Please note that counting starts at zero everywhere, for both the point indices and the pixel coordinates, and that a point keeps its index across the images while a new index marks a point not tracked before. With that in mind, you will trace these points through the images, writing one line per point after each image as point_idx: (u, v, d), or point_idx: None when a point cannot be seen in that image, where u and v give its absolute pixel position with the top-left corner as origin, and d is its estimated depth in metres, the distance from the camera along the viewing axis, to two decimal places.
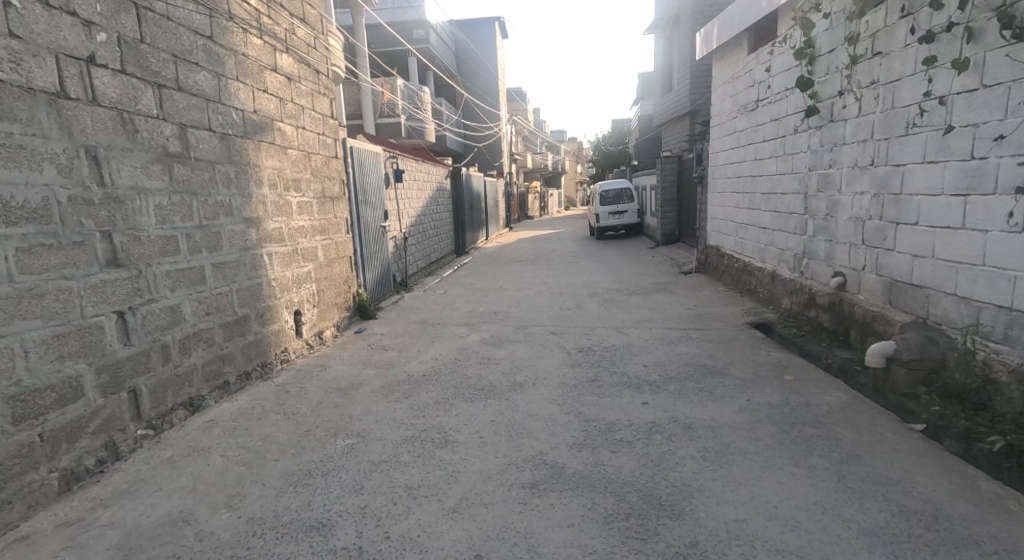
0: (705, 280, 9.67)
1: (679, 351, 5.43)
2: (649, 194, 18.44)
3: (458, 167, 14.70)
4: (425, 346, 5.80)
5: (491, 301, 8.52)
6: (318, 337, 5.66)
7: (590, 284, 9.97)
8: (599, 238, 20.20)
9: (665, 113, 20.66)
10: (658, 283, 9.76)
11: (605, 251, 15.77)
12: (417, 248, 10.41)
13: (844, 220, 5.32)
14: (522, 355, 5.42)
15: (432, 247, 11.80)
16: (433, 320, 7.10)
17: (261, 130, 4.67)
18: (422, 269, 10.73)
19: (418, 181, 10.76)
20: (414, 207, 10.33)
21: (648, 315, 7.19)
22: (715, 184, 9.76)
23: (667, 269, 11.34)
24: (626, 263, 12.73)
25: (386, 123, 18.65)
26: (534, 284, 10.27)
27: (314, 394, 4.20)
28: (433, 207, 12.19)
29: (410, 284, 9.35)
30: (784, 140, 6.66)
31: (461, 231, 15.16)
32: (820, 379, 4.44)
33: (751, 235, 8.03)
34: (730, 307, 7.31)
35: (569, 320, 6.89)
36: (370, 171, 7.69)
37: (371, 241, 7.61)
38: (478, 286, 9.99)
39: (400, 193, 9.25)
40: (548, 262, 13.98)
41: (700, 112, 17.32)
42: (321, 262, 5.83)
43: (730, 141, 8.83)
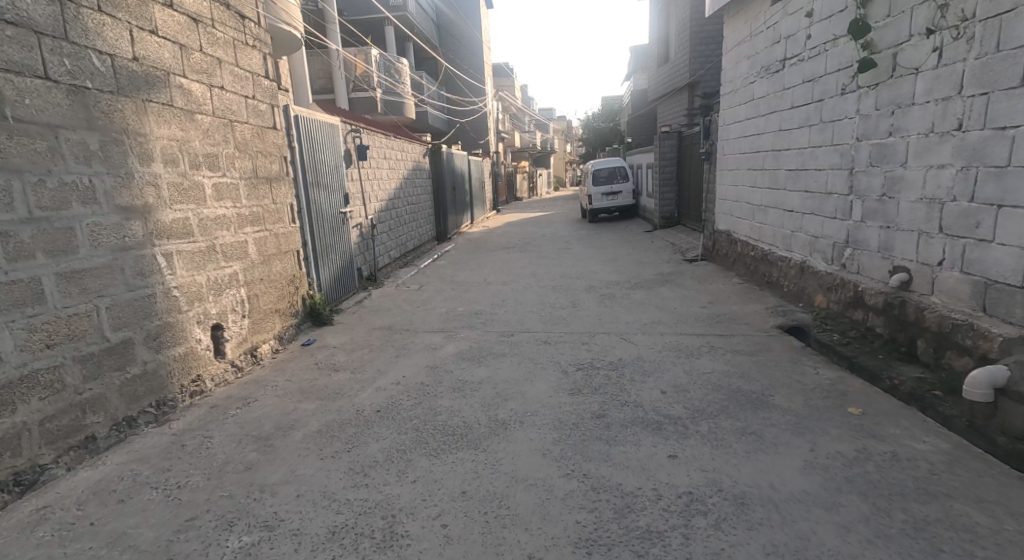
0: (715, 271, 8.59)
1: (702, 369, 4.36)
2: (645, 173, 17.28)
3: (438, 145, 13.46)
4: (389, 364, 4.67)
5: (474, 299, 7.39)
6: (251, 355, 4.52)
7: (585, 275, 8.86)
8: (592, 221, 19.08)
9: (662, 86, 19.40)
10: (662, 274, 8.68)
11: (600, 236, 14.70)
12: (390, 235, 9.28)
13: (909, 202, 4.24)
14: (507, 376, 4.32)
15: (408, 234, 10.66)
16: (402, 326, 5.96)
17: (150, 87, 3.49)
18: (397, 259, 9.62)
19: (389, 159, 9.53)
20: (385, 189, 9.14)
21: (657, 315, 6.12)
22: (726, 162, 8.66)
23: (670, 257, 10.27)
24: (624, 250, 11.63)
25: (361, 99, 17.31)
26: (523, 276, 9.15)
27: (221, 448, 3.09)
28: (410, 189, 11.01)
29: (380, 278, 8.26)
30: (822, 104, 5.56)
31: (443, 216, 13.99)
32: (897, 413, 3.39)
33: (773, 219, 6.96)
34: (751, 305, 6.24)
35: (563, 324, 5.79)
36: (324, 147, 6.50)
37: (327, 231, 6.47)
38: (459, 279, 8.85)
39: (367, 173, 8.04)
40: (539, 249, 12.85)
41: (700, 84, 16.11)
42: (252, 260, 4.67)
43: (746, 110, 7.72)
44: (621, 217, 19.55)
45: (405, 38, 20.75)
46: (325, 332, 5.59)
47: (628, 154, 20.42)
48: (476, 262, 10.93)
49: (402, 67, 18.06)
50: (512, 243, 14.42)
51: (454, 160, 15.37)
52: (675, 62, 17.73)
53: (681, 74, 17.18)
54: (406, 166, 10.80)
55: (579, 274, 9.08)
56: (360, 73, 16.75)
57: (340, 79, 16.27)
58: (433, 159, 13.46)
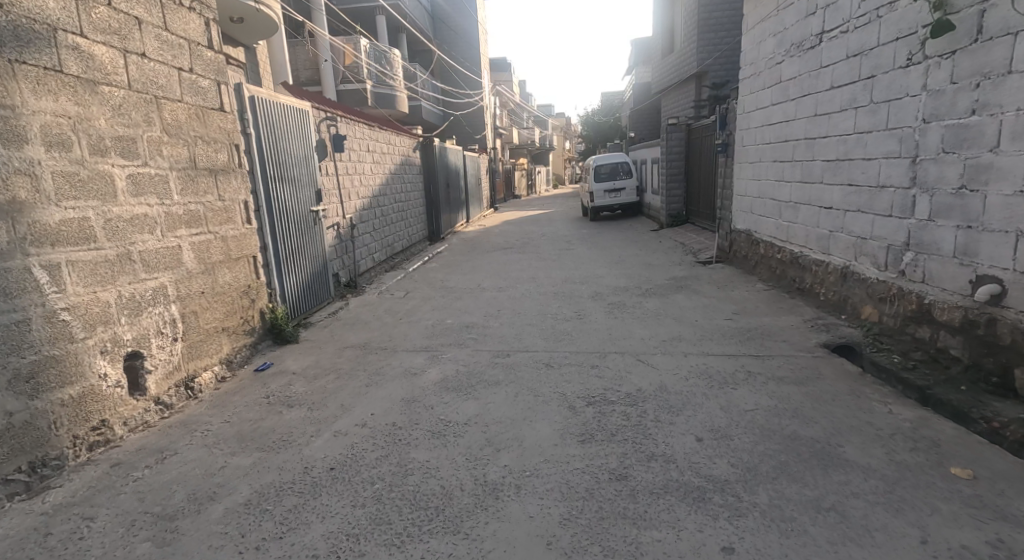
0: (734, 275, 7.75)
1: (742, 404, 3.52)
2: (649, 169, 16.47)
3: (430, 138, 12.61)
4: (358, 396, 3.84)
5: (466, 308, 6.57)
6: (185, 388, 3.66)
7: (589, 280, 8.02)
8: (594, 219, 18.26)
9: (666, 78, 18.59)
10: (675, 279, 7.83)
11: (603, 235, 13.86)
12: (374, 236, 8.44)
13: (1004, 195, 3.47)
14: (501, 413, 3.49)
15: (396, 234, 9.83)
16: (381, 343, 5.13)
17: (33, 45, 2.72)
18: (382, 262, 8.78)
19: (373, 151, 8.69)
20: (368, 185, 8.30)
21: (676, 329, 5.28)
22: (747, 153, 7.84)
23: (681, 259, 9.43)
24: (630, 251, 10.81)
25: (351, 90, 16.49)
26: (521, 280, 8.31)
27: (100, 539, 2.31)
28: (398, 185, 10.17)
29: (361, 284, 7.42)
30: (874, 81, 4.75)
31: (437, 214, 13.15)
32: (1020, 475, 2.56)
33: (806, 218, 6.16)
34: (785, 317, 5.40)
35: (566, 341, 4.96)
36: (289, 136, 5.67)
37: (294, 233, 5.63)
38: (451, 285, 8.01)
39: (345, 166, 7.21)
40: (538, 250, 12.01)
41: (708, 75, 15.30)
42: (189, 270, 3.83)
43: (772, 95, 6.90)
44: (624, 215, 18.73)
45: (398, 28, 19.93)
46: (287, 352, 4.74)
47: (630, 149, 19.61)
48: (471, 264, 10.09)
49: (394, 58, 17.37)
50: (509, 243, 13.58)
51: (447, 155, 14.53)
52: (681, 52, 16.92)
53: (687, 65, 16.38)
54: (393, 160, 9.95)
55: (582, 278, 8.24)
56: (348, 63, 16.00)
57: (328, 69, 15.56)
58: (424, 153, 12.61)
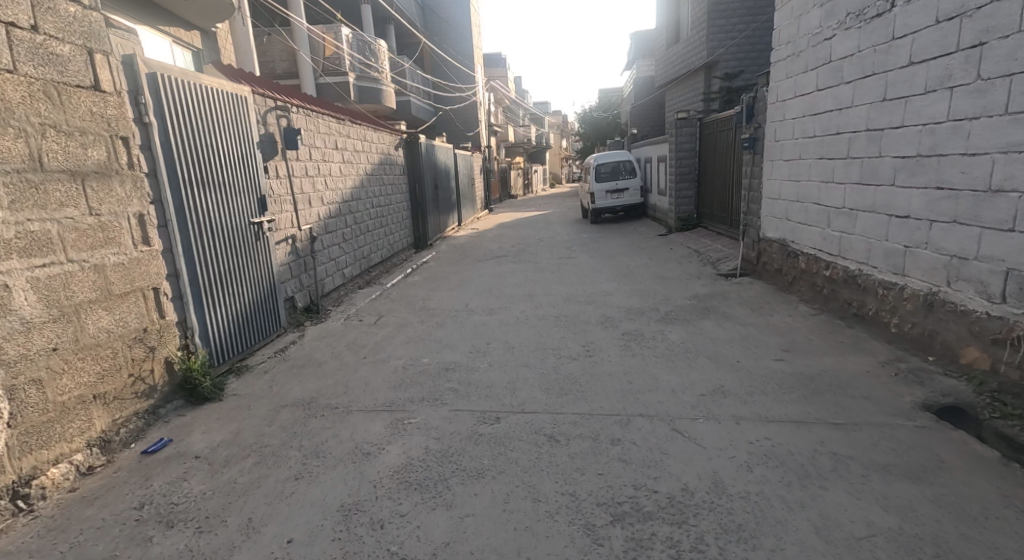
0: (767, 294, 6.60)
1: (843, 523, 2.38)
2: (656, 167, 15.34)
3: (416, 135, 11.42)
4: (280, 501, 2.66)
5: (453, 339, 5.40)
6: (11, 501, 2.51)
7: (597, 300, 6.86)
8: (595, 221, 17.09)
9: (672, 70, 17.44)
10: (698, 299, 6.67)
11: (606, 241, 12.73)
12: (344, 248, 7.25)
13: None
14: (488, 543, 2.34)
15: (373, 244, 8.63)
16: (336, 398, 3.96)
17: None
18: (353, 277, 7.59)
19: (343, 149, 7.48)
20: (336, 189, 7.09)
21: (714, 376, 4.13)
22: (785, 149, 6.67)
23: (699, 272, 8.28)
24: (640, 261, 9.65)
25: (333, 84, 15.35)
26: (518, 298, 7.15)
27: None
28: (376, 188, 8.96)
29: (325, 308, 6.24)
30: (988, 49, 3.60)
31: (424, 218, 11.96)
32: None
33: (869, 228, 4.97)
34: (851, 357, 4.25)
35: (574, 397, 3.82)
36: (221, 129, 4.46)
37: (226, 253, 4.42)
38: (436, 305, 6.85)
39: (302, 167, 6.00)
40: (536, 258, 10.84)
41: (719, 65, 14.15)
42: (27, 321, 2.64)
43: (820, 78, 5.71)
44: (626, 217, 17.59)
45: (386, 19, 18.74)
46: (207, 414, 3.56)
47: (634, 146, 18.46)
48: (461, 277, 8.92)
49: (379, 49, 16.38)
50: (504, 249, 12.40)
51: (436, 153, 13.33)
52: (689, 42, 15.78)
53: (696, 55, 15.22)
54: (370, 159, 8.74)
55: (589, 296, 7.08)
56: (329, 54, 14.98)
57: (306, 60, 14.46)
58: (409, 150, 11.42)
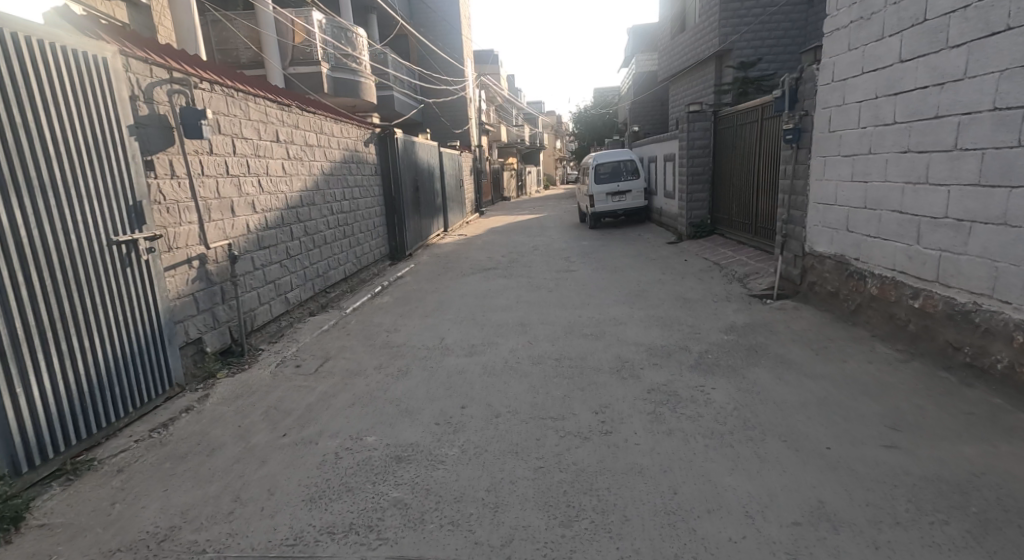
0: (824, 326, 5.20)
1: None
2: (662, 168, 14.00)
3: (391, 130, 10.00)
4: None
5: (418, 400, 3.96)
6: None
7: (608, 335, 5.43)
8: (595, 226, 15.67)
9: (679, 61, 16.09)
10: (737, 332, 5.26)
11: (609, 250, 11.34)
12: (287, 267, 5.80)
13: None
14: None
15: (332, 259, 7.19)
16: (215, 526, 2.51)
17: None
18: (302, 302, 6.15)
19: (288, 143, 6.01)
20: (276, 193, 5.63)
21: (802, 480, 2.72)
22: (847, 140, 5.26)
23: (727, 294, 6.89)
24: (652, 277, 8.23)
25: (303, 74, 13.89)
26: (508, 329, 5.73)
27: None
28: (337, 191, 7.50)
29: (253, 350, 4.81)
30: None
31: (402, 224, 10.52)
32: None
33: (997, 247, 3.59)
34: (1002, 445, 2.86)
35: (591, 528, 2.43)
36: (60, 102, 2.98)
37: (61, 292, 2.91)
38: (404, 341, 5.41)
39: (217, 163, 4.52)
40: (529, 271, 9.44)
41: (733, 53, 12.77)
42: None
43: (910, 45, 4.32)
44: (628, 222, 16.22)
45: (366, 8, 17.26)
46: None
47: (635, 144, 17.09)
48: (441, 298, 7.48)
49: (357, 37, 15.07)
50: (494, 260, 10.96)
51: (417, 151, 11.90)
52: (697, 29, 14.41)
53: (705, 43, 13.85)
54: (330, 157, 7.27)
55: (597, 329, 5.66)
56: (300, 41, 13.72)
57: (274, 47, 13.14)
58: (383, 147, 10.00)
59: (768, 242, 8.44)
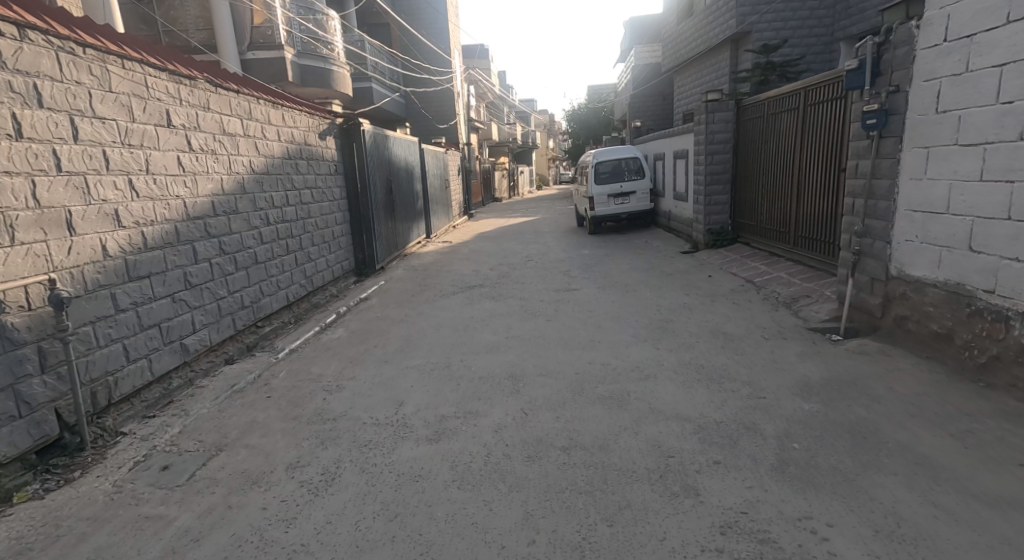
0: (943, 388, 3.67)
1: None
2: (671, 166, 12.49)
3: (355, 121, 8.44)
4: None
5: (343, 548, 2.39)
6: None
7: (634, 400, 3.88)
8: (595, 232, 14.14)
9: (687, 48, 14.64)
10: (819, 397, 3.71)
11: (615, 262, 9.81)
12: (185, 300, 4.18)
13: None
14: None
15: (267, 283, 5.58)
16: None
17: None
18: (213, 346, 4.54)
19: (192, 129, 4.39)
20: (165, 197, 4.01)
21: None
22: (972, 122, 3.78)
23: (778, 329, 5.35)
24: (674, 302, 6.68)
25: (265, 60, 12.27)
26: (495, 388, 4.18)
27: None
28: (276, 195, 5.88)
29: (111, 439, 3.23)
30: None
31: (372, 232, 8.93)
32: None
33: None
34: None
35: None
36: None
37: None
38: (349, 410, 3.84)
39: (29, 152, 2.93)
40: (522, 289, 7.89)
41: (752, 36, 11.37)
42: None
43: None
44: (631, 227, 14.69)
45: None
46: None
47: (638, 141, 15.61)
48: (411, 331, 5.90)
49: (327, 20, 13.56)
50: (481, 275, 9.38)
51: (391, 147, 10.33)
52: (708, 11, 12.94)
53: (719, 25, 12.38)
54: (264, 152, 5.65)
55: (617, 387, 4.10)
56: (260, 23, 12.21)
57: (228, 27, 11.59)
58: (346, 140, 8.44)
59: (827, 254, 6.92)
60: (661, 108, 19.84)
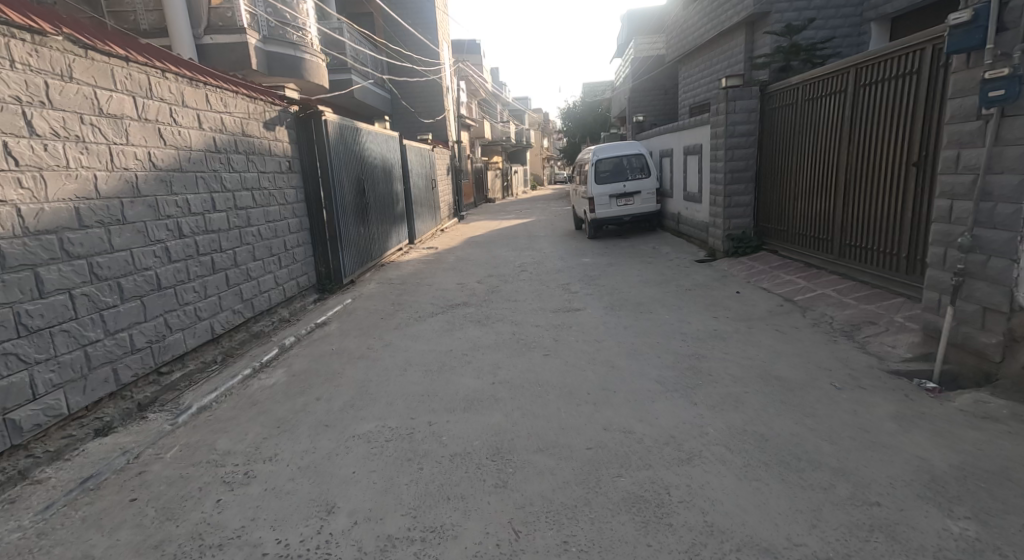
0: None
1: None
2: (680, 163, 11.23)
3: (313, 109, 7.15)
4: None
5: None
6: None
7: (678, 507, 2.61)
8: (595, 237, 12.88)
9: (695, 34, 13.44)
10: (962, 507, 2.45)
11: (621, 274, 8.55)
12: (15, 353, 2.91)
13: None
14: None
15: (177, 314, 4.25)
16: None
17: None
18: (74, 413, 3.24)
19: (40, 106, 3.17)
20: None
21: None
22: None
23: (849, 372, 4.09)
24: (701, 329, 5.41)
25: (225, 46, 10.94)
26: (474, 481, 2.91)
27: None
28: (194, 199, 4.57)
29: None
30: None
31: (338, 240, 7.64)
32: None
33: None
34: None
35: None
36: None
37: None
38: (251, 527, 2.56)
39: None
40: (514, 310, 6.61)
41: (772, 17, 10.25)
42: None
43: None
44: (635, 230, 13.43)
45: None
46: None
47: (641, 136, 14.37)
48: (371, 373, 4.60)
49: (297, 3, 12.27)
50: (466, 290, 8.08)
51: (362, 142, 9.04)
52: None
53: (733, 6, 11.16)
54: (175, 142, 4.35)
55: (649, 481, 2.83)
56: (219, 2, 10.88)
57: (180, 6, 10.25)
58: (303, 133, 7.16)
59: (884, 268, 5.62)
60: (663, 102, 18.64)
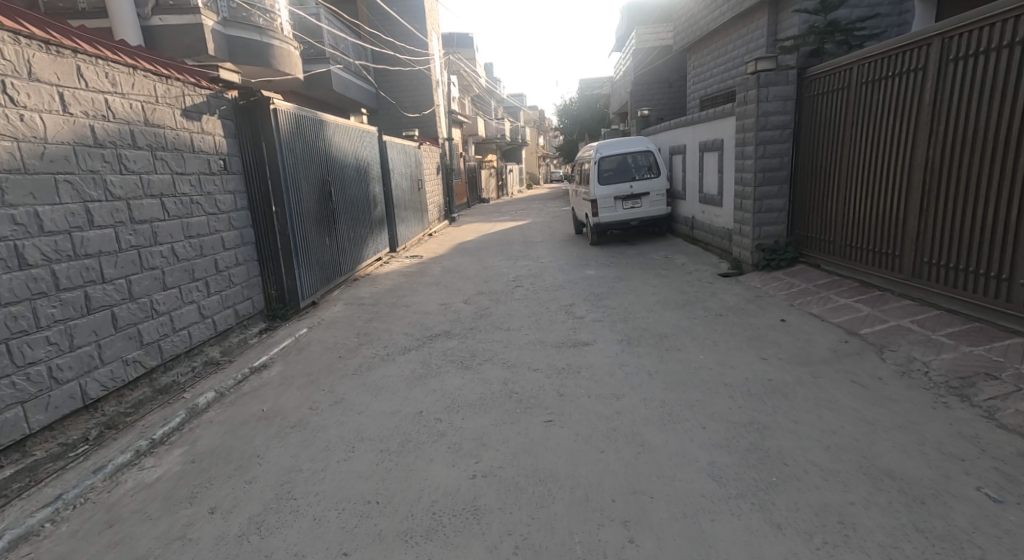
0: None
1: None
2: (696, 160, 9.94)
3: (259, 95, 5.84)
4: None
5: None
6: None
7: None
8: (598, 243, 11.60)
9: (707, 18, 12.18)
10: None
11: (633, 292, 7.27)
12: None
13: None
14: None
15: (8, 382, 2.97)
16: None
17: None
18: None
19: None
20: None
21: None
22: None
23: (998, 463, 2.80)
24: (749, 380, 4.13)
25: (176, 28, 9.60)
26: None
27: None
28: (50, 210, 3.29)
29: None
30: None
31: (293, 256, 6.32)
32: None
33: None
34: None
35: None
36: None
37: None
38: None
39: None
40: (505, 345, 5.33)
41: None
42: None
43: None
44: (642, 235, 12.15)
45: None
46: None
47: (647, 132, 13.10)
48: (305, 455, 3.31)
49: None
50: (450, 312, 6.79)
51: (327, 137, 7.72)
52: None
53: None
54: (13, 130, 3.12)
55: None
56: None
57: None
58: (245, 126, 5.82)
59: (991, 295, 4.39)
60: (667, 96, 17.41)
